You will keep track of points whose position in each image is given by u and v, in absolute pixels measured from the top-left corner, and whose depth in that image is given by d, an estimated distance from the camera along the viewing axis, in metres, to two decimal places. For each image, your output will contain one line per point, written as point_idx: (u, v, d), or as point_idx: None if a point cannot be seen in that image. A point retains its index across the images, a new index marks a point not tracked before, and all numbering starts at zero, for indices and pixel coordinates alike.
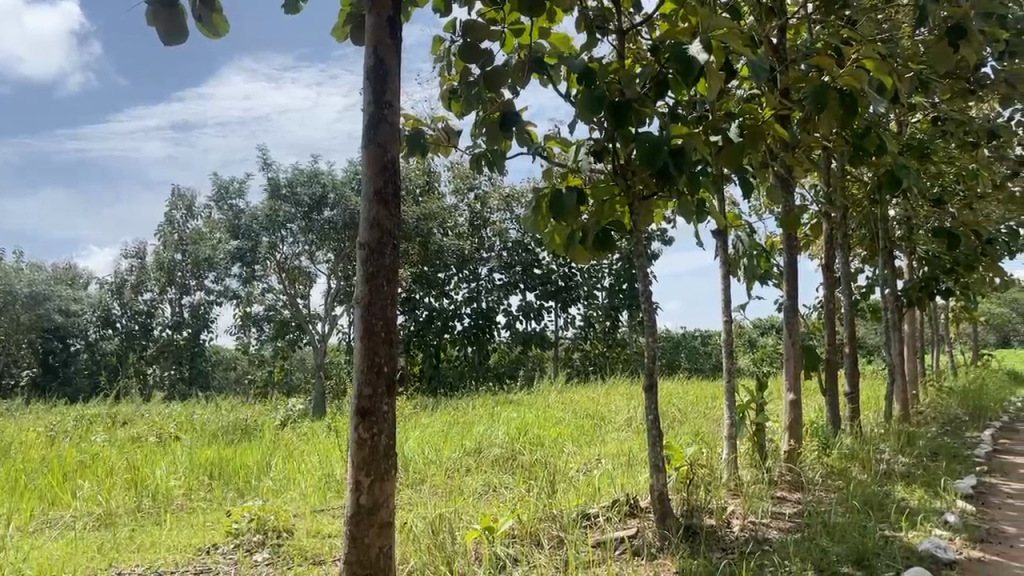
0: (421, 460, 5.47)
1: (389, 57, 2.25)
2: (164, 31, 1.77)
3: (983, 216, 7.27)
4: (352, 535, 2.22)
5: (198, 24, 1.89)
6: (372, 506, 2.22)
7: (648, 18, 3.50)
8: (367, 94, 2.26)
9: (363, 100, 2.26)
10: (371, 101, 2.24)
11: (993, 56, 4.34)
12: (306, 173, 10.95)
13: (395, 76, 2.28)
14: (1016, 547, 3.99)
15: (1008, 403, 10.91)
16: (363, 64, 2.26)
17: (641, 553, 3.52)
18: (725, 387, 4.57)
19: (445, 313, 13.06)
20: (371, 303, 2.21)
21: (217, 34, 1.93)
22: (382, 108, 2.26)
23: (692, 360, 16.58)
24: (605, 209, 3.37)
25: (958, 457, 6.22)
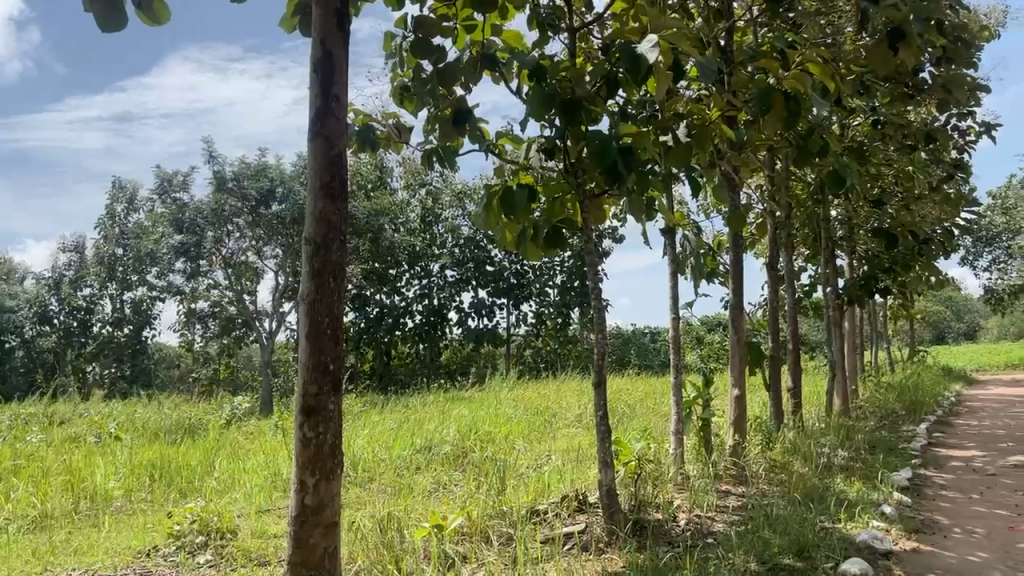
0: (370, 457, 5.40)
1: (336, 49, 2.19)
2: (102, 18, 1.66)
3: (921, 216, 7.50)
4: (295, 535, 2.17)
5: (138, 11, 1.80)
6: (318, 506, 2.17)
7: (600, 17, 3.50)
8: (313, 87, 2.20)
9: (310, 92, 2.19)
10: (317, 94, 2.18)
11: (930, 61, 4.47)
12: (253, 167, 10.71)
13: (343, 69, 2.22)
14: (949, 537, 4.13)
15: (942, 397, 11.31)
16: (310, 56, 2.20)
17: (590, 548, 3.53)
18: (673, 384, 4.61)
19: (395, 310, 12.97)
20: (317, 300, 2.15)
21: (156, 23, 1.85)
22: (329, 102, 2.20)
23: (642, 356, 16.76)
24: (557, 206, 3.36)
25: (895, 451, 6.40)
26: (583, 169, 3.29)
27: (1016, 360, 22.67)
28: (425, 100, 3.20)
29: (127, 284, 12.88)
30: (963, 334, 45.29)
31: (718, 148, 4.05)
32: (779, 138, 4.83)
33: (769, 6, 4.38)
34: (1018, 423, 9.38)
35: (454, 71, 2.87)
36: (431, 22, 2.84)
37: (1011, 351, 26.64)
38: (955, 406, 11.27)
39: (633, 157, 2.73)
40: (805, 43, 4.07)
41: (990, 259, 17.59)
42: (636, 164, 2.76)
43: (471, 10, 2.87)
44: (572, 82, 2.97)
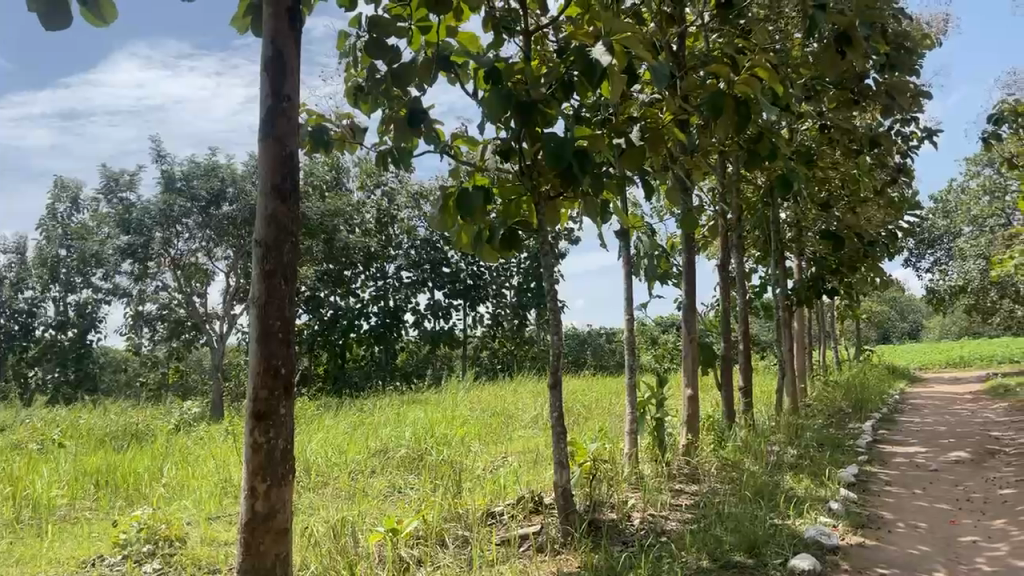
0: (324, 462, 5.32)
1: (288, 48, 2.15)
2: (46, 17, 1.59)
3: (866, 219, 7.70)
4: (245, 542, 2.11)
5: (84, 9, 1.74)
6: (269, 513, 2.12)
7: (554, 20, 3.50)
8: (262, 87, 2.15)
9: (260, 92, 2.15)
10: (268, 93, 2.14)
11: (875, 68, 4.58)
12: (203, 166, 10.48)
13: (295, 68, 2.18)
14: (892, 531, 4.24)
15: (886, 394, 11.65)
16: (260, 55, 2.16)
17: (545, 549, 3.53)
18: (627, 385, 4.65)
19: (350, 312, 12.84)
20: (268, 302, 2.11)
21: (100, 22, 1.79)
22: (280, 102, 2.16)
23: (598, 357, 16.89)
24: (512, 208, 3.36)
25: (842, 447, 6.56)
26: (538, 171, 3.29)
27: (957, 359, 23.46)
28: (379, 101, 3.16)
29: (71, 286, 12.46)
30: (907, 333, 46.68)
31: (671, 151, 4.09)
32: (730, 142, 4.91)
33: (720, 11, 4.44)
34: (958, 420, 9.70)
35: (408, 70, 2.83)
36: (385, 22, 2.80)
37: (954, 349, 27.54)
38: (898, 403, 11.61)
39: (588, 160, 2.74)
40: (754, 48, 4.13)
41: (932, 261, 18.17)
42: (591, 166, 2.77)
43: (426, 10, 2.84)
44: (527, 83, 2.97)
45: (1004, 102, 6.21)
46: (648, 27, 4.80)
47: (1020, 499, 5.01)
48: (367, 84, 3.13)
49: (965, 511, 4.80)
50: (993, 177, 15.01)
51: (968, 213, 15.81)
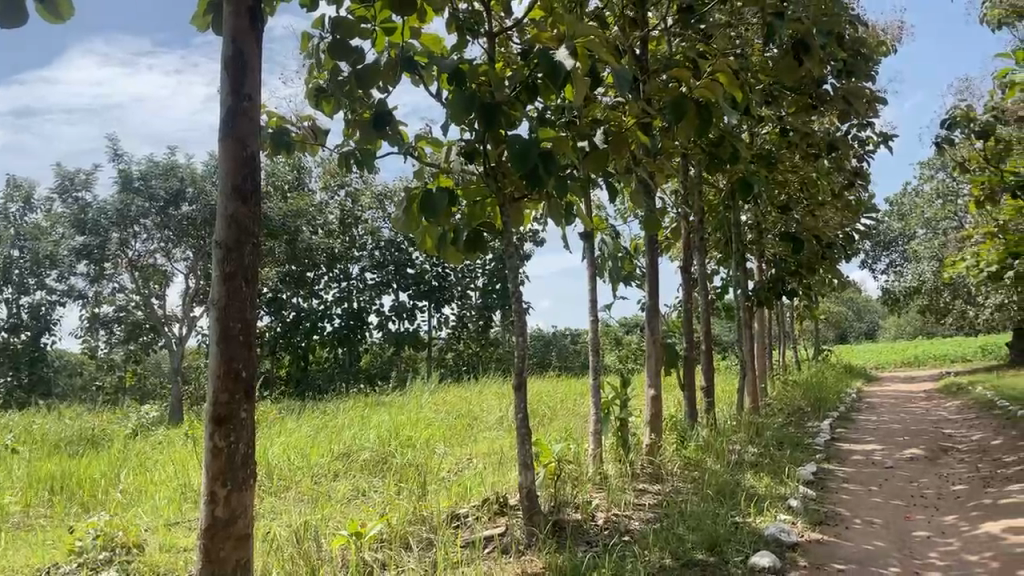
0: (287, 465, 5.27)
1: (249, 48, 2.14)
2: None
3: (824, 221, 7.87)
4: (205, 549, 2.09)
5: (39, 7, 1.72)
6: (229, 518, 2.10)
7: (518, 22, 3.52)
8: (223, 88, 2.13)
9: (220, 91, 2.13)
10: (228, 93, 2.12)
11: (833, 74, 4.68)
12: (162, 165, 10.29)
13: (256, 68, 2.17)
14: (850, 528, 4.34)
15: (843, 394, 11.90)
16: (220, 54, 2.14)
17: (510, 550, 3.54)
18: (591, 386, 4.68)
19: (313, 313, 12.69)
20: (228, 305, 2.09)
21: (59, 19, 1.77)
22: (241, 102, 2.14)
23: (563, 358, 16.97)
24: (477, 210, 3.40)
25: (801, 446, 6.68)
26: (502, 174, 3.30)
27: (912, 358, 24.08)
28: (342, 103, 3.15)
29: (24, 288, 12.07)
30: (864, 333, 47.71)
31: (634, 154, 4.13)
32: (693, 145, 4.97)
33: (683, 16, 4.49)
34: (913, 418, 9.96)
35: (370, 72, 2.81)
36: (347, 23, 2.79)
37: (909, 349, 28.24)
38: (855, 402, 11.87)
39: (552, 163, 2.76)
40: (714, 54, 4.20)
41: (887, 263, 18.62)
42: (555, 169, 2.79)
43: (390, 11, 2.83)
44: (491, 86, 2.97)
45: (955, 109, 6.39)
46: (610, 31, 4.85)
47: (970, 494, 5.16)
48: (328, 86, 3.11)
49: (918, 507, 4.93)
50: (946, 181, 15.42)
51: (922, 216, 16.24)
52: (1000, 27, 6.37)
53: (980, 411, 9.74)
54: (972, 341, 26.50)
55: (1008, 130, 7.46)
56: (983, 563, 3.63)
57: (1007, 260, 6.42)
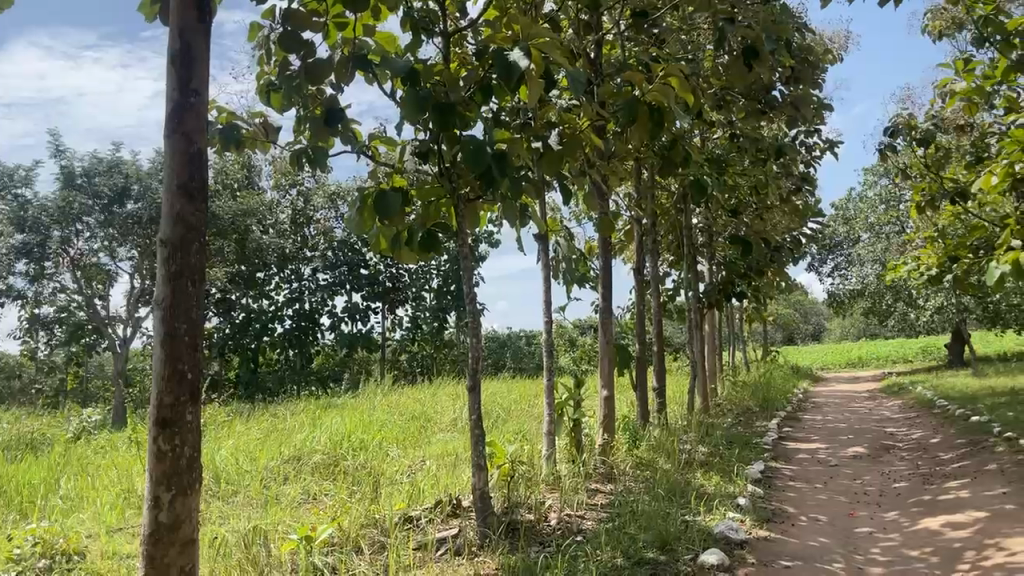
0: (234, 469, 5.14)
1: (197, 42, 2.08)
2: None
3: (772, 225, 8.03)
4: (148, 556, 2.01)
5: None
6: (174, 523, 2.03)
7: (473, 22, 3.50)
8: (169, 82, 2.07)
9: (166, 86, 2.06)
10: (175, 88, 2.06)
11: (781, 81, 4.77)
12: (105, 162, 10.08)
13: (203, 62, 2.11)
14: (796, 525, 4.42)
15: (790, 393, 12.17)
16: (167, 48, 2.07)
17: (463, 552, 3.51)
18: (546, 387, 4.68)
19: (263, 315, 12.49)
20: (174, 306, 2.02)
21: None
22: (188, 97, 2.08)
23: (517, 359, 17.00)
24: (431, 211, 3.34)
25: (749, 445, 6.79)
26: (457, 174, 3.28)
27: (855, 359, 24.79)
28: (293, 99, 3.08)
29: None
30: (810, 335, 48.91)
31: (588, 157, 4.15)
32: (645, 149, 5.02)
33: (635, 20, 4.54)
34: (856, 417, 10.22)
35: (323, 67, 2.72)
36: (301, 15, 2.69)
37: (852, 350, 29.01)
38: (801, 402, 12.14)
39: (506, 163, 2.73)
40: (667, 59, 4.24)
41: (832, 266, 19.14)
42: (509, 170, 2.76)
43: (343, 6, 2.78)
44: (446, 86, 2.94)
45: (897, 117, 6.58)
46: (565, 33, 4.86)
47: (911, 491, 5.31)
48: (279, 81, 3.03)
49: (862, 503, 5.05)
50: (888, 187, 15.89)
51: (866, 221, 16.70)
52: (939, 38, 6.59)
53: (919, 410, 10.06)
54: (911, 342, 27.37)
55: (946, 139, 7.72)
56: (924, 558, 3.73)
57: (945, 263, 6.64)
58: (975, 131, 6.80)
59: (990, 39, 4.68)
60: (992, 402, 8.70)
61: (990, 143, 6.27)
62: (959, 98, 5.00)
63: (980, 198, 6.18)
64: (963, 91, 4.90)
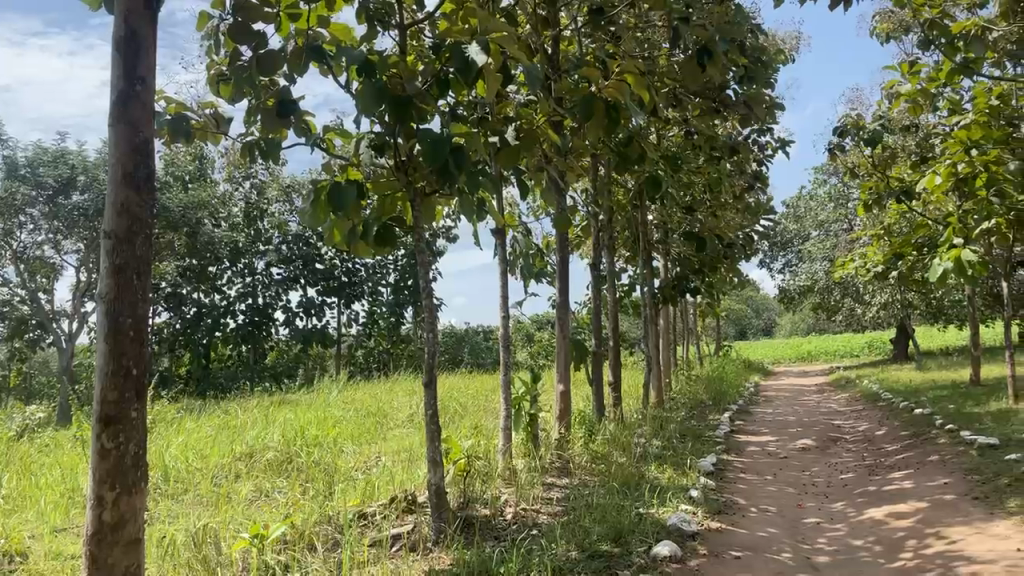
0: (184, 466, 5.03)
1: (143, 28, 2.01)
2: None
3: (726, 222, 8.17)
4: (92, 556, 1.95)
5: None
6: (118, 522, 1.96)
7: (430, 16, 3.45)
8: (113, 70, 2.00)
9: (111, 74, 1.99)
10: (120, 76, 1.99)
11: (735, 79, 4.79)
12: (50, 152, 9.64)
13: (150, 50, 2.04)
14: (746, 516, 4.50)
15: (742, 387, 12.39)
16: (111, 34, 2.00)
17: (417, 549, 3.48)
18: (503, 382, 4.67)
19: (215, 309, 12.22)
20: (118, 299, 1.95)
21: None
22: (133, 86, 2.01)
23: (474, 355, 17.00)
24: (387, 204, 3.29)
25: (701, 438, 6.89)
26: (412, 167, 3.25)
27: (805, 353, 25.38)
28: (244, 90, 2.98)
29: None
30: (762, 330, 49.95)
31: (545, 153, 4.13)
32: (602, 146, 5.04)
33: (591, 18, 4.54)
34: (806, 410, 10.45)
35: (277, 59, 2.63)
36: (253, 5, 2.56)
37: (802, 344, 29.68)
38: (753, 395, 12.38)
39: (464, 157, 2.71)
40: (624, 56, 4.25)
41: (783, 262, 19.54)
42: (466, 164, 2.75)
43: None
44: (402, 79, 2.89)
45: (846, 117, 6.73)
46: (522, 29, 4.84)
47: (856, 482, 5.46)
48: (229, 71, 2.93)
49: (809, 494, 5.17)
50: (838, 186, 16.22)
51: (817, 218, 17.05)
52: (888, 40, 6.73)
53: (865, 403, 10.33)
54: (859, 337, 28.13)
55: (892, 140, 7.91)
56: (867, 547, 3.83)
57: (890, 260, 6.83)
58: (920, 132, 6.99)
59: (935, 42, 4.81)
60: (933, 395, 8.98)
61: (934, 144, 6.45)
62: (904, 100, 5.14)
63: (924, 197, 6.37)
64: (908, 93, 5.03)
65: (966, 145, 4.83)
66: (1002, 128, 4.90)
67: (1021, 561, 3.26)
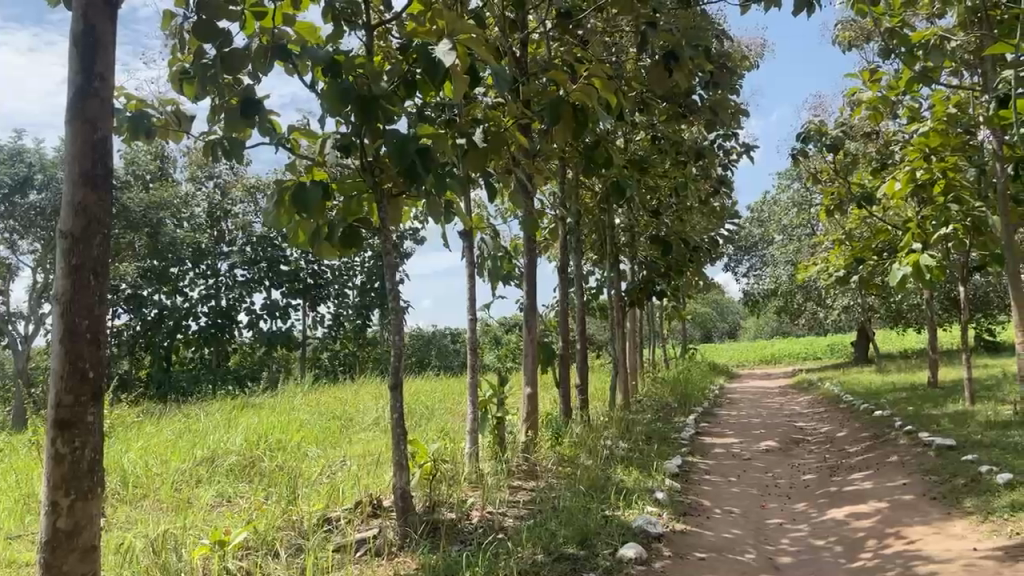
0: (143, 471, 4.90)
1: (102, 22, 1.94)
2: None
3: (691, 226, 8.24)
4: (44, 567, 1.86)
5: None
6: (73, 531, 1.88)
7: (397, 16, 3.41)
8: (70, 65, 1.92)
9: (67, 68, 1.92)
10: (77, 71, 1.91)
11: (701, 85, 4.85)
12: (6, 150, 9.35)
13: (109, 45, 1.97)
14: (711, 517, 4.52)
15: (707, 389, 12.52)
16: (69, 29, 1.93)
17: (382, 553, 3.43)
18: (471, 384, 4.63)
19: (177, 311, 11.97)
20: (73, 300, 1.87)
21: None
22: (90, 81, 1.94)
23: (442, 357, 16.94)
24: (353, 205, 3.22)
25: (667, 440, 6.92)
26: (379, 167, 3.18)
27: (768, 356, 25.75)
28: (207, 88, 2.89)
29: None
30: (726, 333, 50.68)
31: (513, 155, 4.10)
32: (569, 150, 5.04)
33: (560, 20, 4.53)
34: (770, 412, 10.58)
35: (242, 58, 2.55)
36: (216, 3, 2.48)
37: (766, 347, 30.09)
38: (718, 397, 12.50)
39: (431, 159, 2.65)
40: (592, 59, 4.24)
41: (748, 267, 19.89)
42: (434, 166, 2.70)
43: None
44: (369, 79, 2.81)
45: (809, 124, 6.82)
46: (490, 30, 4.82)
47: (818, 483, 5.52)
48: (192, 69, 2.85)
49: (773, 495, 5.21)
50: (800, 191, 16.48)
51: (780, 223, 17.31)
52: (849, 49, 6.86)
53: (827, 404, 10.50)
54: (820, 340, 28.63)
55: (854, 146, 8.05)
56: (829, 548, 3.87)
57: (852, 264, 6.94)
58: (881, 138, 7.11)
59: (895, 50, 4.89)
60: (892, 396, 9.16)
61: (894, 150, 6.58)
62: (866, 107, 5.22)
63: (884, 203, 6.49)
64: (869, 100, 5.12)
65: (925, 152, 4.94)
66: (959, 135, 5.00)
67: (978, 560, 3.31)
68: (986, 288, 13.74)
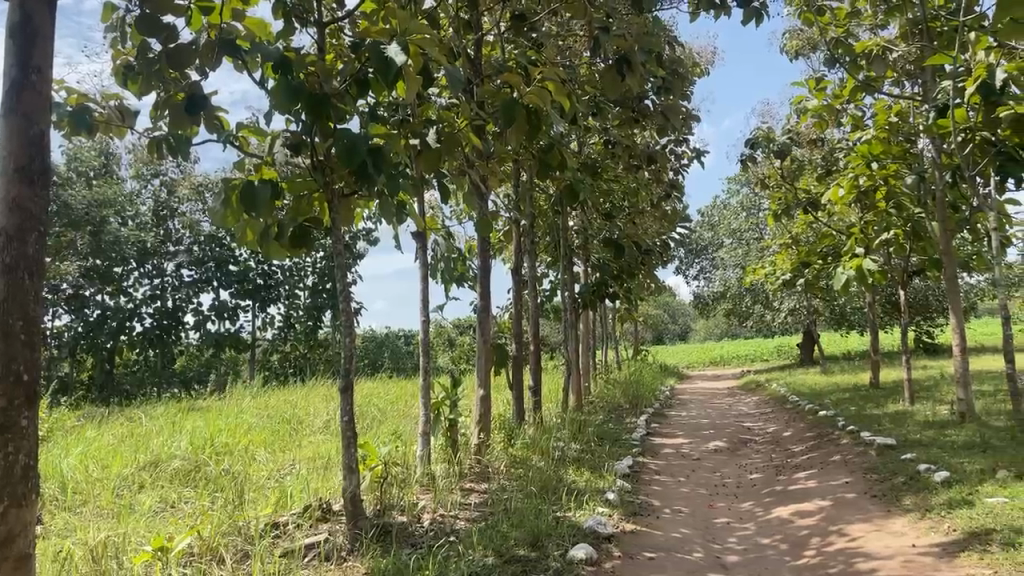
0: (82, 477, 4.74)
1: (40, 14, 1.86)
2: None
3: (642, 229, 8.32)
4: None
5: None
6: (5, 539, 1.76)
7: (349, 14, 3.34)
8: (4, 57, 1.83)
9: (2, 61, 1.83)
10: (13, 64, 1.83)
11: (654, 90, 4.87)
12: None
13: (47, 39, 1.89)
14: (661, 517, 4.57)
15: (658, 390, 12.66)
16: (4, 19, 1.84)
17: (331, 558, 3.35)
18: (423, 385, 4.58)
19: (121, 312, 11.53)
20: (5, 300, 1.78)
21: None
22: (27, 74, 1.85)
23: (395, 359, 16.82)
24: (303, 205, 3.14)
25: (618, 441, 6.97)
26: (330, 167, 3.11)
27: (718, 357, 26.17)
28: (151, 84, 2.79)
29: None
30: (676, 335, 51.43)
31: (466, 157, 4.07)
32: (523, 152, 5.03)
33: (514, 23, 4.51)
34: (718, 412, 10.76)
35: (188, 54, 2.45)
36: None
37: (715, 349, 30.57)
38: (669, 399, 12.65)
39: (383, 159, 2.60)
40: (544, 62, 4.24)
41: (698, 269, 20.23)
42: (386, 167, 2.66)
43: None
44: (319, 77, 2.75)
45: (757, 130, 6.94)
46: (445, 31, 4.79)
47: (764, 482, 5.63)
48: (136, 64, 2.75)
49: (720, 495, 5.29)
50: (749, 196, 16.81)
51: (729, 226, 17.62)
52: (795, 57, 7.02)
53: (774, 405, 10.71)
54: (768, 342, 29.23)
55: (799, 152, 8.22)
56: (775, 546, 3.94)
57: (798, 268, 7.09)
58: (826, 146, 7.28)
59: (840, 60, 5.01)
60: (835, 397, 9.38)
61: (838, 158, 6.76)
62: (811, 115, 5.33)
63: (829, 209, 6.67)
64: (814, 108, 5.23)
65: (868, 160, 5.06)
66: (899, 144, 5.14)
67: (916, 557, 3.39)
68: (926, 292, 14.19)
